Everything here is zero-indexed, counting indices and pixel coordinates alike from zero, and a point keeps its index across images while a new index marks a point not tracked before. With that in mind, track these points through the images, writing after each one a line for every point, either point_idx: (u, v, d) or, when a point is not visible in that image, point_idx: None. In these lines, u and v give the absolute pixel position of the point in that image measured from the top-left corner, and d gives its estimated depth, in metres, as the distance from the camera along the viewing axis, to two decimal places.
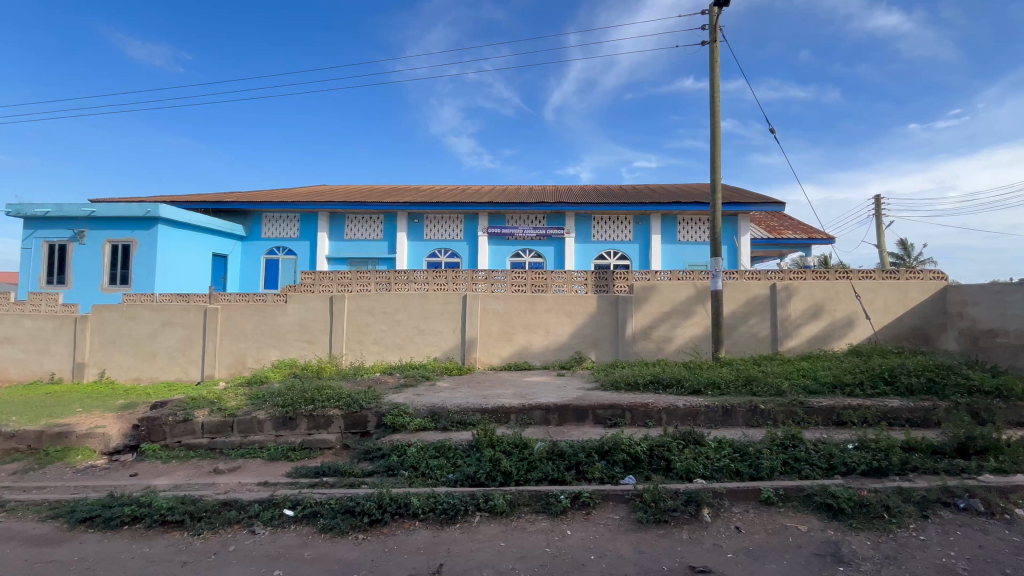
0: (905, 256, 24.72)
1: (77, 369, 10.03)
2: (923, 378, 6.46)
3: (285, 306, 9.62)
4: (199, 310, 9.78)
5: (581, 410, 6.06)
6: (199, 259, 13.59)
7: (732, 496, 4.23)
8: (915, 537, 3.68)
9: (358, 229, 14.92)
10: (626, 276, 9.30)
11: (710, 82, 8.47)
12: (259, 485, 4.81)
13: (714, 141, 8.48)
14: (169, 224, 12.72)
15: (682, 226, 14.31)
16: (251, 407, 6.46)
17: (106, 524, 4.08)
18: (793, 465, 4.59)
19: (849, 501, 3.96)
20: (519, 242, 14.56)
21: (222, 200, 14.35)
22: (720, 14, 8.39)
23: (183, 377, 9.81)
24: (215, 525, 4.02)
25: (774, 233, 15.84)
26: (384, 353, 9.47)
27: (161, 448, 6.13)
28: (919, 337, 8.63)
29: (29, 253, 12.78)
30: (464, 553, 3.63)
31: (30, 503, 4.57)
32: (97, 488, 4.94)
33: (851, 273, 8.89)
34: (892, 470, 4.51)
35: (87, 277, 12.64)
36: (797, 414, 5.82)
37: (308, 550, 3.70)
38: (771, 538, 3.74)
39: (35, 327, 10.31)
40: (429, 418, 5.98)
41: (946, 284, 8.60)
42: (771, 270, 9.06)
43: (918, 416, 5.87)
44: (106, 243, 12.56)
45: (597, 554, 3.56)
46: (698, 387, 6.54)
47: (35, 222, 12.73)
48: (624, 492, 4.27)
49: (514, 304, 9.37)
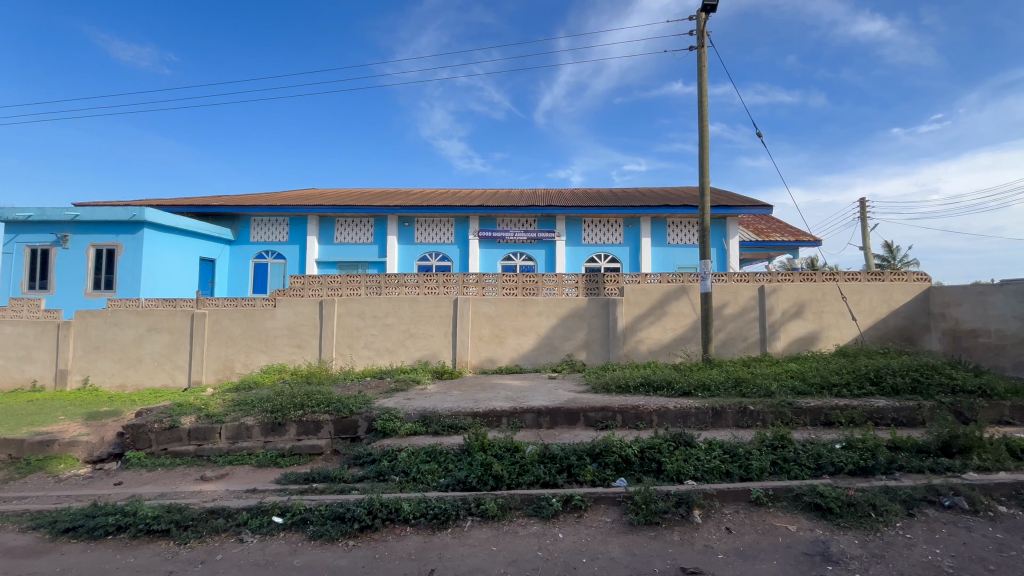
0: (891, 258, 25.11)
1: (61, 376, 9.83)
2: (908, 378, 6.56)
3: (273, 310, 9.52)
4: (186, 315, 9.66)
5: (572, 413, 6.06)
6: (187, 263, 13.42)
7: (722, 496, 4.25)
8: (901, 535, 3.73)
9: (347, 232, 14.81)
10: (617, 278, 9.38)
11: (698, 86, 8.58)
12: (247, 492, 4.75)
13: (702, 145, 8.57)
14: (156, 227, 12.56)
15: (671, 229, 14.42)
16: (238, 413, 6.39)
17: (90, 534, 4.00)
18: (781, 466, 4.64)
19: (836, 501, 4.00)
20: (509, 245, 14.56)
21: (210, 204, 14.21)
22: (707, 19, 8.49)
23: (170, 384, 9.65)
24: (203, 533, 3.97)
25: (762, 235, 16.02)
26: (374, 357, 9.41)
27: (146, 455, 6.03)
28: (904, 338, 8.77)
29: (9, 258, 12.52)
30: (456, 558, 3.61)
31: (11, 513, 4.47)
32: (81, 497, 4.84)
33: (837, 275, 9.04)
34: (878, 469, 4.59)
35: (71, 283, 12.43)
36: (786, 415, 5.87)
37: (296, 558, 3.65)
38: (761, 538, 3.77)
39: (17, 334, 10.08)
40: (420, 423, 5.94)
41: (929, 286, 8.76)
42: (760, 272, 9.19)
43: (904, 416, 5.96)
44: (90, 248, 12.36)
45: (590, 557, 3.57)
46: (688, 389, 6.58)
47: (16, 227, 12.49)
48: (616, 494, 4.29)
49: (505, 307, 9.36)
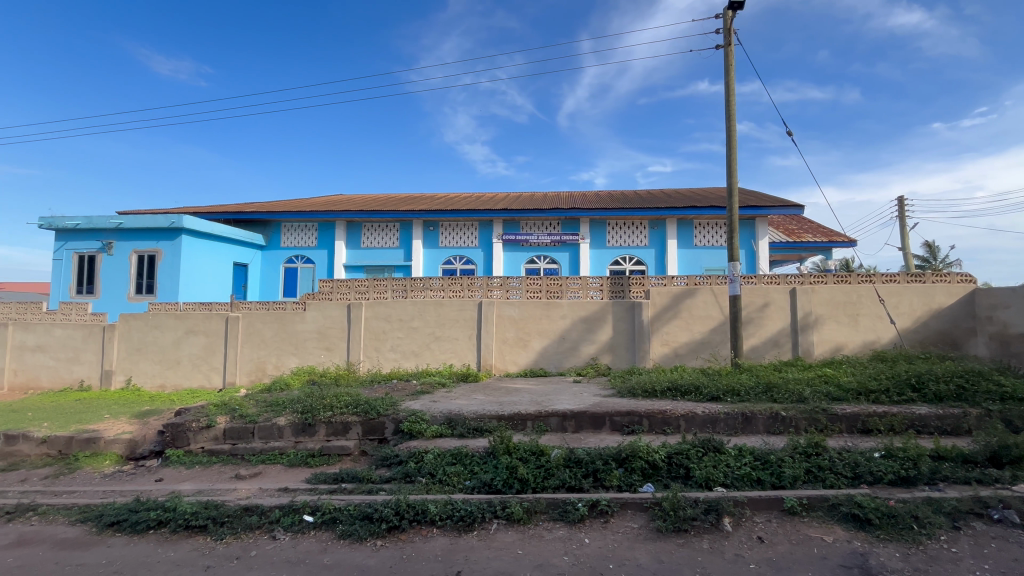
0: (931, 259, 24.04)
1: (106, 376, 10.31)
2: (952, 385, 6.26)
3: (303, 313, 9.78)
4: (221, 318, 10.01)
5: (597, 417, 6.01)
6: (221, 268, 13.90)
7: (753, 505, 4.14)
8: (946, 549, 3.55)
9: (374, 237, 15.10)
10: (643, 281, 9.26)
11: (725, 85, 8.43)
12: (279, 491, 4.88)
13: (729, 144, 8.41)
14: (193, 234, 13.07)
15: (698, 231, 14.17)
16: (271, 414, 6.57)
17: (132, 529, 4.18)
18: (816, 474, 4.49)
19: (875, 511, 3.85)
20: (533, 248, 14.57)
21: (243, 211, 14.70)
22: (733, 17, 8.35)
23: (206, 384, 10.00)
24: (238, 530, 4.10)
25: (793, 236, 15.57)
26: (400, 359, 9.54)
27: (185, 453, 6.24)
28: (947, 343, 8.38)
29: (61, 264, 13.25)
30: (481, 560, 3.62)
31: (61, 507, 4.71)
32: (124, 492, 5.06)
33: (874, 276, 8.69)
34: (921, 480, 4.40)
35: (115, 287, 13.04)
36: (820, 422, 5.68)
37: (326, 557, 3.72)
38: (795, 548, 3.66)
39: (66, 336, 10.62)
40: (446, 425, 5.99)
41: (973, 288, 8.37)
42: (791, 274, 8.93)
43: (948, 424, 5.68)
44: (133, 254, 12.95)
45: (617, 563, 3.53)
46: (717, 393, 6.45)
47: (65, 234, 13.20)
48: (643, 500, 4.22)
49: (529, 310, 9.37)
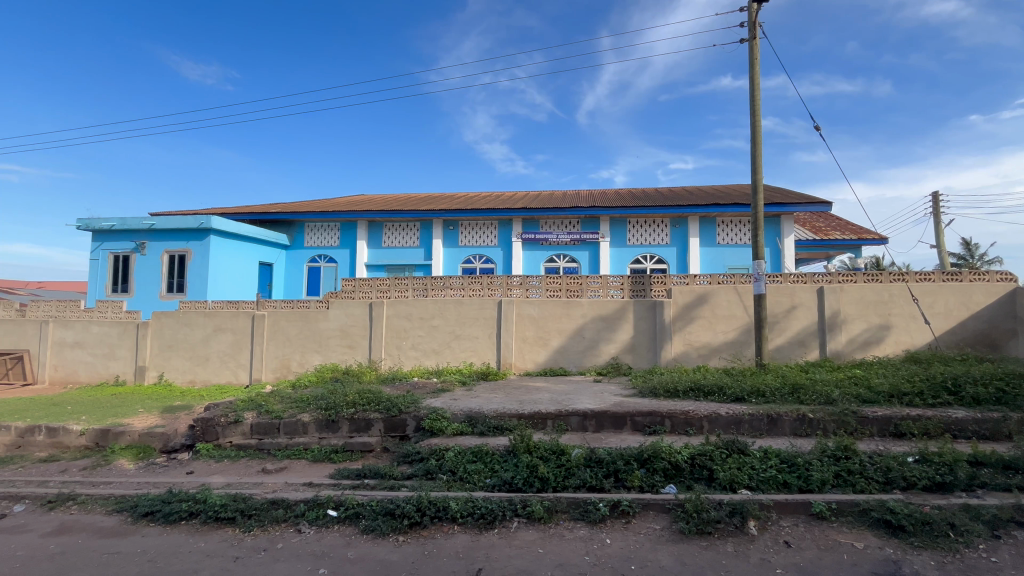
0: (968, 256, 23.10)
1: (140, 372, 10.69)
2: (991, 388, 6.01)
3: (326, 312, 9.96)
4: (248, 316, 10.27)
5: (618, 417, 5.95)
6: (247, 267, 14.25)
7: (780, 508, 4.06)
8: (984, 559, 3.42)
9: (395, 236, 15.27)
10: (664, 280, 9.17)
11: (750, 80, 8.24)
12: (304, 486, 4.98)
13: (754, 140, 8.22)
14: (221, 234, 13.42)
15: (721, 229, 13.92)
16: (295, 410, 6.69)
17: (166, 519, 4.32)
18: (846, 478, 4.36)
19: (909, 518, 3.72)
20: (553, 247, 14.52)
21: (268, 211, 15.03)
22: (759, 9, 8.16)
23: (234, 380, 10.28)
24: (265, 522, 4.21)
25: (821, 233, 15.15)
26: (421, 358, 9.63)
27: (214, 448, 6.43)
28: (985, 343, 8.06)
29: (97, 264, 13.77)
30: (502, 558, 3.63)
31: (98, 497, 4.90)
32: (157, 484, 5.24)
33: (906, 275, 8.41)
34: (957, 486, 4.23)
35: (148, 286, 13.49)
36: (850, 425, 5.51)
37: (351, 551, 3.79)
38: (823, 554, 3.56)
39: (102, 332, 11.04)
40: (466, 423, 6.03)
41: (1014, 287, 8.02)
42: (819, 273, 8.70)
43: (987, 429, 5.45)
44: (164, 254, 13.37)
45: (639, 564, 3.49)
46: (741, 394, 6.32)
47: (101, 235, 13.71)
48: (666, 501, 4.17)
49: (549, 309, 9.35)
